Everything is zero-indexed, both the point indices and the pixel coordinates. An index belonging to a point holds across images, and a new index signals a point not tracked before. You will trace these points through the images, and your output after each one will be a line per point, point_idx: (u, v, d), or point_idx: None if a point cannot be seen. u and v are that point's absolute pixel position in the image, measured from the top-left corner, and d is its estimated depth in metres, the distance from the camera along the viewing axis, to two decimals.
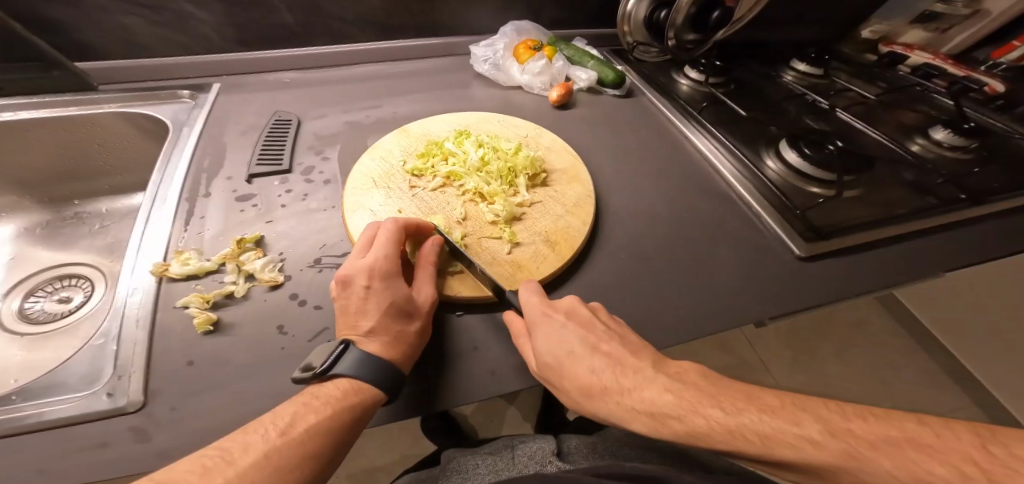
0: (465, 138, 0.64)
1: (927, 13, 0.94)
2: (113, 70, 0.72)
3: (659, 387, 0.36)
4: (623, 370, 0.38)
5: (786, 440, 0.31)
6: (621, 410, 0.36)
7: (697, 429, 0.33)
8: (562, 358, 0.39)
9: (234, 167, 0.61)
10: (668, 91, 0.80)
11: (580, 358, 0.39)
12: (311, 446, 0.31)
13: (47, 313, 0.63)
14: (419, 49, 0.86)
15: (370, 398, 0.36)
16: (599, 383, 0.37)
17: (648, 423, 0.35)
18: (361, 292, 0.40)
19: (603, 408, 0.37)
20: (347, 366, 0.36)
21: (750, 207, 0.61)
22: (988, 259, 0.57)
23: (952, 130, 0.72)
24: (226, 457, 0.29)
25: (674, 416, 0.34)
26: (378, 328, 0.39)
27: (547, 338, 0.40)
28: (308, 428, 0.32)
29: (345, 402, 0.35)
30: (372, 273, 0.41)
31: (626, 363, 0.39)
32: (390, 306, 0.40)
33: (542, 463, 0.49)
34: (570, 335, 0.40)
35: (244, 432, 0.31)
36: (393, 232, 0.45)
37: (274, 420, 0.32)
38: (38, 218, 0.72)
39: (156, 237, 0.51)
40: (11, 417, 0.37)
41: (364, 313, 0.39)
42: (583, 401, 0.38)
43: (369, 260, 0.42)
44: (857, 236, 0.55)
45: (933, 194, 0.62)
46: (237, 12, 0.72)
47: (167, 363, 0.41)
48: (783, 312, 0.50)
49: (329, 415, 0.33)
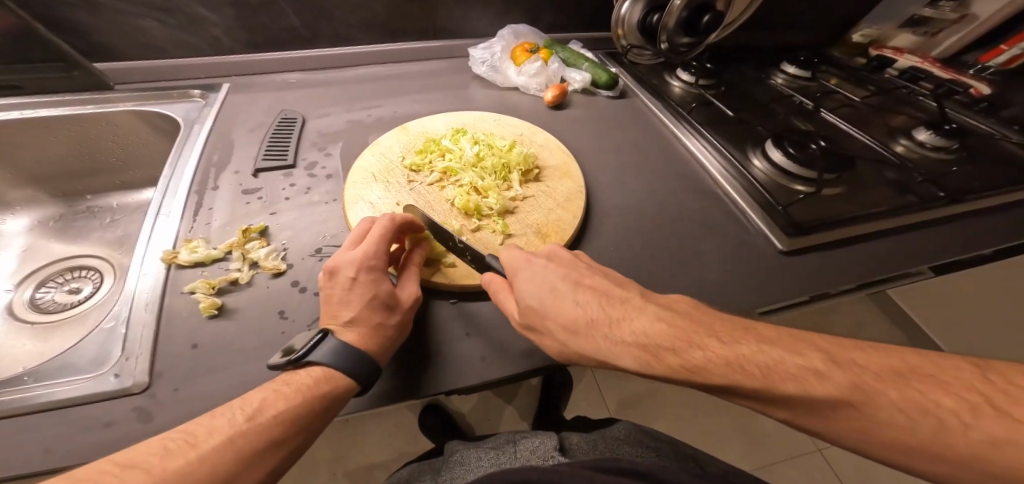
0: (461, 136, 0.66)
1: (916, 17, 0.97)
2: (127, 70, 0.75)
3: (650, 318, 0.37)
4: (611, 305, 0.40)
5: (787, 372, 0.31)
6: (612, 346, 0.37)
7: (693, 361, 0.34)
8: (543, 294, 0.41)
9: (240, 161, 0.64)
10: (660, 92, 0.83)
11: (549, 282, 0.42)
12: (277, 432, 0.33)
13: (58, 303, 0.65)
14: (421, 52, 0.89)
15: (340, 387, 0.37)
16: (586, 319, 0.39)
17: (639, 357, 0.35)
18: (347, 282, 0.42)
19: (591, 344, 0.38)
20: (323, 355, 0.37)
21: (735, 204, 0.63)
22: (966, 255, 0.59)
23: (935, 130, 0.73)
24: (189, 440, 0.31)
25: (668, 348, 0.35)
26: (358, 318, 0.40)
27: (527, 280, 0.42)
28: (277, 413, 0.34)
29: (316, 390, 0.36)
30: (359, 266, 0.43)
31: (608, 296, 0.40)
32: (373, 298, 0.42)
33: (543, 457, 0.51)
34: (552, 275, 0.42)
35: (211, 416, 0.33)
36: (386, 229, 0.46)
37: (244, 404, 0.34)
38: (52, 212, 0.75)
39: (166, 228, 0.54)
40: (24, 397, 0.39)
41: (347, 303, 0.41)
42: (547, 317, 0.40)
43: (358, 254, 0.44)
44: (835, 232, 0.57)
45: (913, 193, 0.64)
46: (247, 15, 0.75)
47: (171, 347, 0.44)
48: (764, 304, 0.52)
49: (297, 403, 0.35)
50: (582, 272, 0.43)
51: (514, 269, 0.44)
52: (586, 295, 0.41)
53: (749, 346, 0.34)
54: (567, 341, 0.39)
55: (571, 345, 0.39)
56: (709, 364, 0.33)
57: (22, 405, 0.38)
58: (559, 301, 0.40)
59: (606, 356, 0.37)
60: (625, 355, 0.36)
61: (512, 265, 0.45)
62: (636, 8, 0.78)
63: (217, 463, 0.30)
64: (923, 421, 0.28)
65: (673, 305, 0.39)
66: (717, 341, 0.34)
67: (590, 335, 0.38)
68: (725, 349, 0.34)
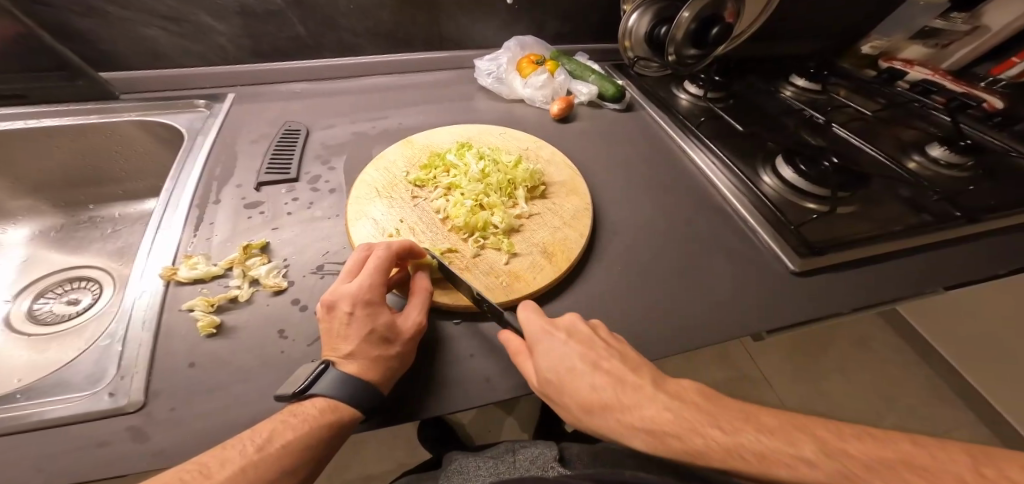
0: (466, 150, 0.65)
1: (926, 29, 0.95)
2: (133, 80, 0.75)
3: (660, 406, 0.35)
4: (623, 387, 0.37)
5: (784, 460, 0.30)
6: (621, 428, 0.35)
7: (697, 450, 0.32)
8: (560, 373, 0.38)
9: (243, 174, 0.63)
10: (668, 105, 0.82)
11: (579, 362, 0.38)
12: (287, 462, 0.32)
13: (56, 315, 0.64)
14: (426, 62, 0.88)
15: (346, 416, 0.36)
16: (599, 401, 0.36)
17: (648, 442, 0.34)
18: (344, 317, 0.40)
19: (602, 424, 0.36)
20: (326, 385, 0.36)
21: (745, 222, 0.62)
22: (983, 275, 0.57)
23: (948, 147, 0.72)
24: (203, 471, 0.30)
25: (674, 434, 0.33)
26: (357, 352, 0.39)
27: (546, 356, 0.39)
28: (285, 443, 0.33)
29: (322, 419, 0.35)
30: (356, 300, 0.41)
31: (625, 378, 0.37)
32: (371, 333, 0.40)
33: (544, 467, 0.49)
34: (571, 352, 0.39)
35: (222, 447, 0.32)
36: (383, 260, 0.44)
37: (253, 435, 0.34)
38: (53, 221, 0.74)
39: (167, 243, 0.53)
40: (17, 415, 0.38)
41: (345, 337, 0.40)
42: (557, 391, 0.38)
43: (354, 286, 0.42)
44: (847, 252, 0.56)
45: (927, 211, 0.63)
46: (255, 24, 0.75)
47: (168, 365, 0.43)
48: (777, 325, 0.50)
49: (305, 432, 0.34)
50: (600, 351, 0.39)
51: (535, 346, 0.40)
52: (601, 374, 0.37)
53: (748, 435, 0.32)
54: (579, 418, 0.37)
55: (584, 422, 0.37)
56: (712, 451, 0.32)
57: (14, 425, 0.37)
58: (572, 380, 0.37)
59: (615, 436, 0.35)
60: (634, 438, 0.34)
61: (534, 339, 0.40)
62: (644, 20, 0.78)
63: None
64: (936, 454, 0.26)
65: (685, 391, 0.37)
66: (718, 429, 0.33)
67: (601, 415, 0.36)
68: (726, 439, 0.32)
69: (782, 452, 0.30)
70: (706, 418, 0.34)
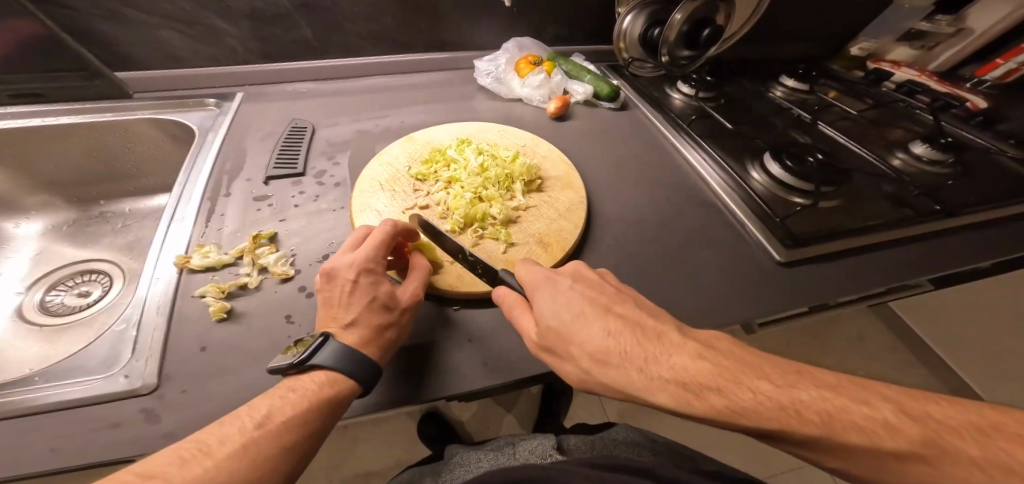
0: (466, 146, 0.68)
1: (913, 30, 0.98)
2: (146, 80, 0.77)
3: (688, 354, 0.36)
4: (644, 335, 0.38)
5: (852, 420, 0.31)
6: (648, 380, 0.35)
7: (738, 403, 0.32)
8: (570, 318, 0.40)
9: (252, 169, 0.66)
10: (661, 105, 0.84)
11: (598, 329, 0.39)
12: (287, 437, 0.34)
13: (68, 306, 0.67)
14: (427, 63, 0.91)
15: (345, 390, 0.38)
16: (615, 348, 0.37)
17: (676, 393, 0.34)
18: (347, 285, 0.43)
19: (619, 376, 0.36)
20: (324, 358, 0.38)
21: (734, 215, 0.64)
22: (961, 267, 0.60)
23: (930, 144, 0.75)
24: (203, 449, 0.32)
25: (713, 388, 0.33)
26: (359, 320, 0.41)
27: (551, 300, 0.41)
28: (284, 419, 0.35)
29: (321, 394, 0.37)
30: (358, 269, 0.44)
31: (642, 328, 0.39)
32: (373, 300, 0.43)
33: (542, 456, 0.52)
34: (579, 299, 0.41)
35: (222, 425, 0.34)
36: (387, 234, 0.47)
37: (251, 412, 0.35)
38: (65, 216, 0.77)
39: (179, 234, 0.55)
40: (37, 397, 0.40)
41: (346, 305, 0.42)
42: (569, 345, 0.39)
43: (357, 256, 0.45)
44: (830, 244, 0.58)
45: (909, 206, 0.65)
46: (262, 27, 0.78)
47: (181, 349, 0.45)
48: (762, 314, 0.53)
49: (304, 408, 0.36)
50: (609, 297, 0.42)
51: (535, 291, 0.43)
52: (612, 318, 0.40)
53: (804, 391, 0.33)
54: (591, 370, 0.37)
55: (596, 375, 0.37)
56: (757, 406, 0.32)
57: (35, 404, 0.39)
58: (584, 327, 0.39)
59: (640, 390, 0.35)
60: (662, 391, 0.34)
61: (534, 287, 0.44)
62: (638, 23, 0.80)
63: (231, 469, 0.31)
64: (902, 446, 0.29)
65: (715, 340, 0.38)
66: (767, 383, 0.33)
67: (620, 366, 0.36)
68: (776, 393, 0.33)
69: (854, 412, 0.31)
70: (737, 366, 0.35)
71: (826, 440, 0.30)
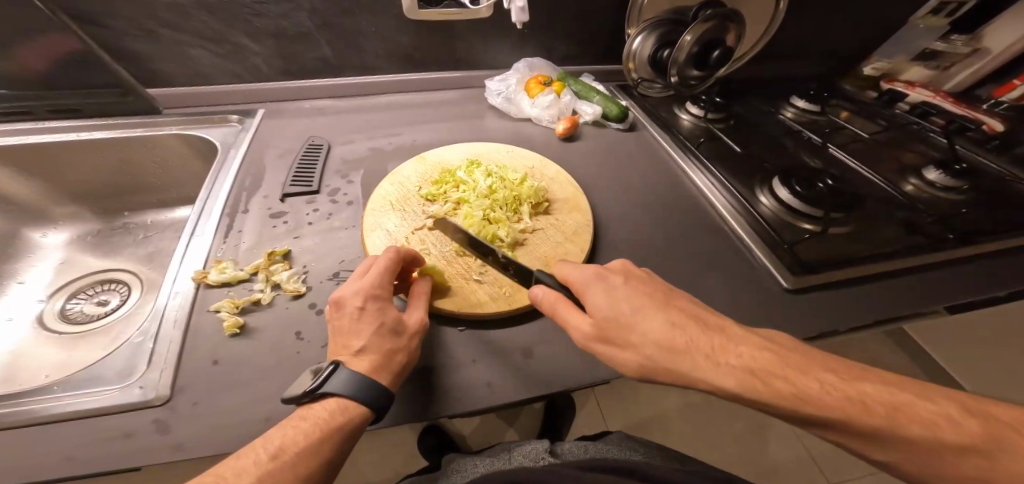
0: (475, 167, 0.69)
1: (927, 51, 0.98)
2: (174, 97, 0.81)
3: (746, 347, 0.38)
4: (701, 329, 0.39)
5: (887, 401, 0.35)
6: (717, 369, 0.37)
7: (802, 391, 0.35)
8: (634, 314, 0.40)
9: (270, 186, 0.68)
10: (669, 126, 0.85)
11: (669, 326, 0.39)
12: (302, 467, 0.35)
13: (87, 315, 0.69)
14: (441, 82, 0.93)
15: (357, 416, 0.39)
16: (683, 340, 0.38)
17: (745, 381, 0.36)
18: (355, 313, 0.44)
19: (693, 367, 0.37)
20: (335, 386, 0.39)
21: (741, 240, 0.64)
22: (976, 296, 0.58)
23: (944, 171, 0.74)
24: (220, 481, 0.32)
25: (778, 376, 0.36)
26: (369, 346, 0.42)
27: (613, 298, 0.41)
28: (299, 450, 0.35)
29: (333, 422, 0.38)
30: (366, 295, 0.45)
31: (702, 321, 0.40)
32: (381, 327, 0.44)
33: (536, 459, 0.52)
34: (636, 295, 0.41)
35: (237, 457, 0.35)
36: (388, 264, 0.48)
37: (265, 444, 0.36)
38: (90, 227, 0.80)
39: (198, 249, 0.57)
40: (56, 405, 0.42)
41: (356, 333, 0.43)
42: (639, 340, 0.39)
43: (364, 283, 0.46)
44: (840, 272, 0.58)
45: (921, 233, 0.64)
46: (285, 46, 0.81)
47: (194, 362, 0.47)
48: (767, 340, 0.52)
49: (316, 436, 0.37)
50: (663, 296, 0.43)
51: (588, 289, 0.42)
52: (676, 315, 0.40)
53: (826, 377, 0.37)
54: (659, 359, 0.38)
55: (661, 362, 0.38)
56: (819, 394, 0.35)
57: (53, 413, 0.41)
58: (650, 320, 0.39)
59: (705, 375, 0.37)
60: (729, 377, 0.36)
61: (584, 285, 0.43)
62: (648, 44, 0.81)
63: None
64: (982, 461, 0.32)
65: (761, 335, 0.40)
66: (818, 375, 0.36)
67: (688, 354, 0.37)
68: (840, 384, 0.36)
69: (880, 394, 0.35)
70: (793, 360, 0.38)
71: (875, 426, 0.34)
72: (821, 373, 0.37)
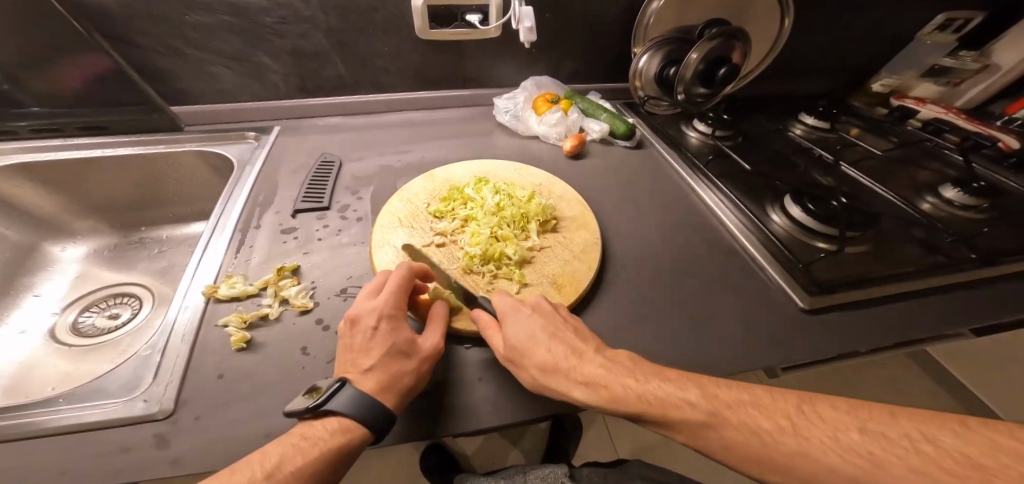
0: (483, 185, 0.69)
1: (936, 67, 0.98)
2: (194, 114, 0.83)
3: (598, 364, 0.43)
4: (575, 351, 0.44)
5: (678, 405, 0.39)
6: (570, 383, 0.42)
7: (621, 397, 0.40)
8: (522, 339, 0.45)
9: (282, 202, 0.69)
10: (677, 144, 0.85)
11: (549, 351, 0.44)
12: None
13: (97, 328, 0.70)
14: (450, 99, 0.95)
15: (356, 439, 0.39)
16: (554, 362, 0.43)
17: (587, 393, 0.41)
18: (368, 331, 0.44)
19: (557, 383, 0.42)
20: (339, 404, 0.39)
21: (754, 259, 0.63)
22: (1010, 318, 0.56)
23: (962, 189, 0.73)
24: None
25: (606, 387, 0.41)
26: (378, 366, 0.42)
27: (514, 324, 0.46)
28: (294, 470, 0.35)
29: (332, 443, 0.38)
30: (380, 315, 0.45)
31: (576, 345, 0.45)
32: (392, 346, 0.43)
33: None
34: (535, 323, 0.46)
35: (236, 471, 0.34)
36: (406, 281, 0.49)
37: (264, 459, 0.35)
38: (107, 241, 0.82)
39: (210, 264, 0.58)
40: (61, 418, 0.42)
41: (366, 351, 0.43)
42: (519, 359, 0.44)
43: (380, 302, 0.46)
44: (857, 292, 0.56)
45: (942, 252, 0.63)
46: (302, 64, 0.83)
47: (199, 376, 0.47)
48: (783, 362, 0.51)
49: (314, 457, 0.36)
50: (559, 324, 0.47)
51: (504, 315, 0.47)
52: (558, 339, 0.45)
53: (655, 385, 0.41)
54: (539, 378, 0.43)
55: (543, 383, 0.42)
56: (630, 398, 0.40)
57: (59, 425, 0.41)
58: (536, 345, 0.44)
59: (565, 391, 0.41)
60: (579, 391, 0.41)
61: (502, 311, 0.48)
62: (654, 61, 0.82)
63: None
64: (791, 447, 0.36)
65: (622, 354, 0.45)
66: (636, 381, 0.41)
67: (555, 374, 0.42)
68: (642, 389, 0.40)
69: (676, 398, 0.40)
70: (628, 370, 0.42)
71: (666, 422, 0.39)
72: (655, 381, 0.41)
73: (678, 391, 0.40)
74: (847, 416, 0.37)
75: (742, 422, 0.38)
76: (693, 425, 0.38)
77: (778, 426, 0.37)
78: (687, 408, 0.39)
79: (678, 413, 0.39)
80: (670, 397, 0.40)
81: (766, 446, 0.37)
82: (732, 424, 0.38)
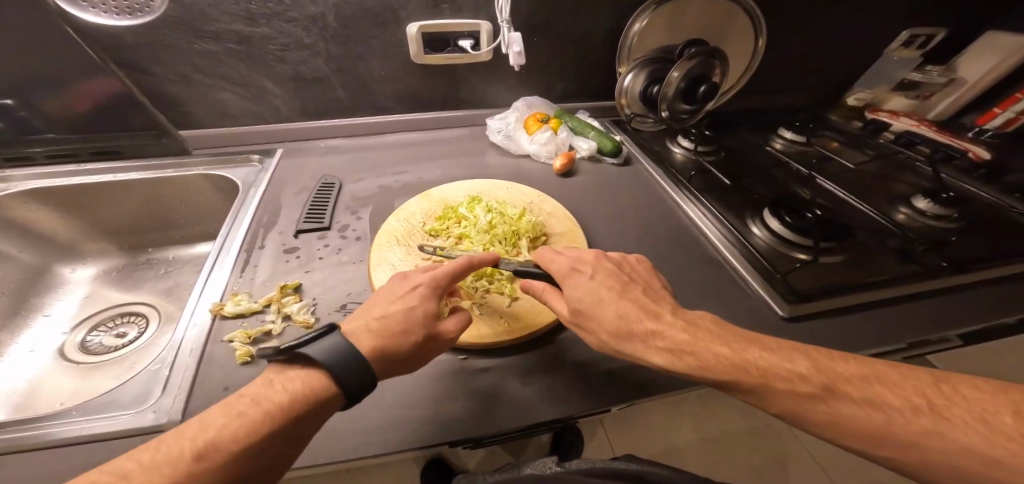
0: (476, 204, 0.73)
1: (905, 81, 1.03)
2: (200, 138, 0.87)
3: (677, 328, 0.45)
4: (645, 313, 0.47)
5: (781, 374, 0.39)
6: (645, 347, 0.44)
7: (706, 361, 0.41)
8: (587, 303, 0.48)
9: (284, 223, 0.72)
10: (662, 160, 0.89)
11: (620, 313, 0.47)
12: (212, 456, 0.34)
13: (105, 346, 0.72)
14: (444, 120, 0.99)
15: (284, 408, 0.38)
16: (627, 326, 0.46)
17: (666, 357, 0.43)
18: (396, 287, 0.49)
19: (632, 347, 0.45)
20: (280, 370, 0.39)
21: (736, 271, 0.66)
22: (983, 323, 0.59)
23: (932, 200, 0.76)
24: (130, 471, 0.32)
25: (689, 352, 0.42)
26: (380, 317, 0.45)
27: (575, 289, 0.50)
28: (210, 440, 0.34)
29: (257, 412, 0.37)
30: (414, 277, 0.50)
31: (647, 308, 0.47)
32: (402, 305, 0.46)
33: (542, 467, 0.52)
34: (600, 287, 0.50)
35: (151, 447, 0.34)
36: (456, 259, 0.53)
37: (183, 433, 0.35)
38: (116, 262, 0.85)
39: (217, 283, 0.61)
40: (74, 429, 0.44)
41: (380, 303, 0.47)
42: (590, 323, 0.48)
43: (422, 268, 0.52)
44: (833, 301, 0.59)
45: (916, 262, 0.66)
46: (303, 89, 0.87)
47: (206, 389, 0.49)
48: None
49: (233, 426, 0.36)
50: (626, 286, 0.50)
51: (564, 281, 0.51)
52: (627, 302, 0.48)
53: (754, 353, 0.41)
54: (609, 342, 0.46)
55: (614, 346, 0.46)
56: (718, 363, 0.41)
57: (72, 436, 0.43)
58: (603, 307, 0.47)
59: (640, 354, 0.45)
60: (656, 355, 0.44)
61: (562, 276, 0.52)
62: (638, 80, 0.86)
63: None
64: (925, 425, 0.35)
65: (699, 319, 0.47)
66: (726, 348, 0.42)
67: (628, 339, 0.45)
68: (733, 355, 0.41)
69: (780, 367, 0.40)
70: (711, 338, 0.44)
71: (763, 390, 0.39)
72: (749, 350, 0.42)
73: (783, 362, 0.40)
74: (992, 396, 0.36)
75: (862, 395, 0.37)
76: (800, 394, 0.38)
77: (907, 401, 0.36)
78: (794, 376, 0.39)
79: (780, 381, 0.39)
80: (771, 366, 0.40)
81: (890, 422, 0.35)
82: (851, 399, 0.37)
